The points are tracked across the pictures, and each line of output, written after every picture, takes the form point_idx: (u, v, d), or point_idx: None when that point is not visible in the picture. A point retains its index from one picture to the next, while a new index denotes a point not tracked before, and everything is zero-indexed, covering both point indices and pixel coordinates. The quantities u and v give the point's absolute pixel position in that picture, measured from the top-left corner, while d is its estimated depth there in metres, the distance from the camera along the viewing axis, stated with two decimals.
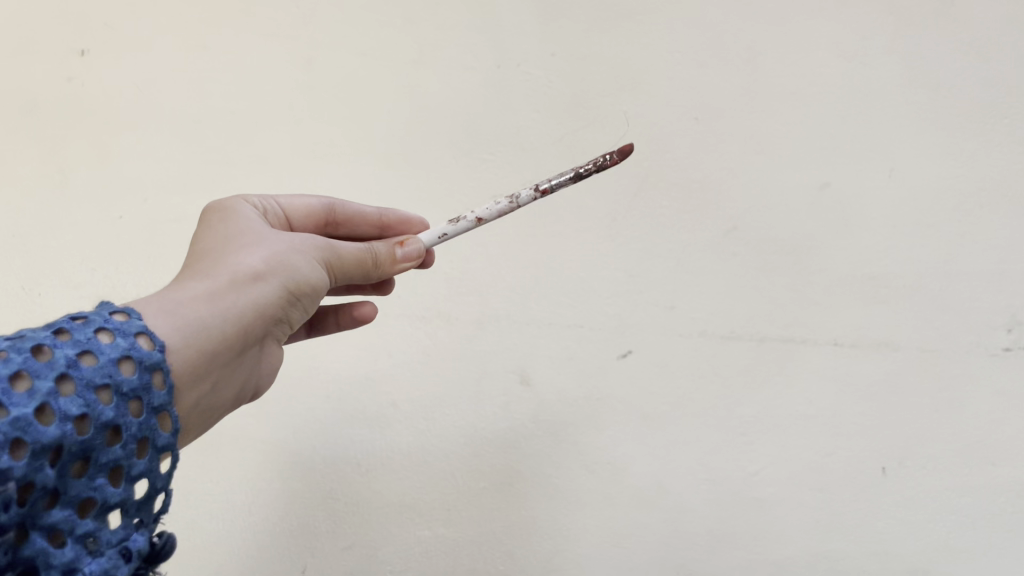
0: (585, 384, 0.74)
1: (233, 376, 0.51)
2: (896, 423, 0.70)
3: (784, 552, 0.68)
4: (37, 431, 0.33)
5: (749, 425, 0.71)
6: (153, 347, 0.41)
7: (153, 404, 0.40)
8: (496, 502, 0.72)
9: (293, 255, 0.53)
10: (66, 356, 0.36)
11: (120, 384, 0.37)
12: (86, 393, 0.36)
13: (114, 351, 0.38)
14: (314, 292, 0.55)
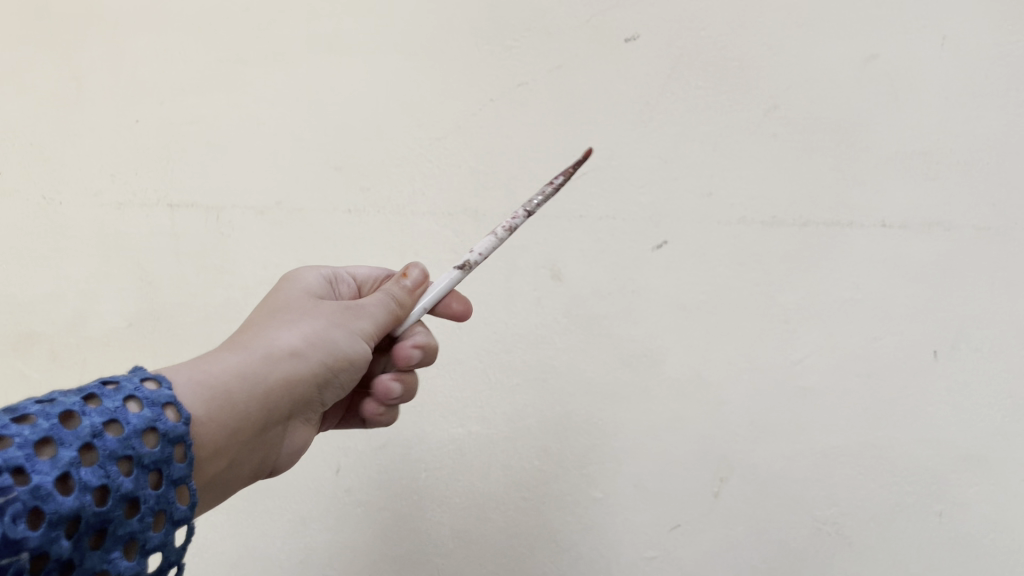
0: (619, 277, 0.71)
1: (257, 455, 0.50)
2: (949, 305, 0.67)
3: (831, 441, 0.66)
4: (56, 502, 0.33)
5: (794, 313, 0.68)
6: (179, 419, 0.40)
7: (172, 477, 0.39)
8: (530, 398, 0.71)
9: (332, 332, 0.52)
10: (93, 424, 0.35)
11: (142, 457, 0.37)
12: (108, 462, 0.35)
13: (140, 421, 0.38)
14: (351, 366, 0.53)
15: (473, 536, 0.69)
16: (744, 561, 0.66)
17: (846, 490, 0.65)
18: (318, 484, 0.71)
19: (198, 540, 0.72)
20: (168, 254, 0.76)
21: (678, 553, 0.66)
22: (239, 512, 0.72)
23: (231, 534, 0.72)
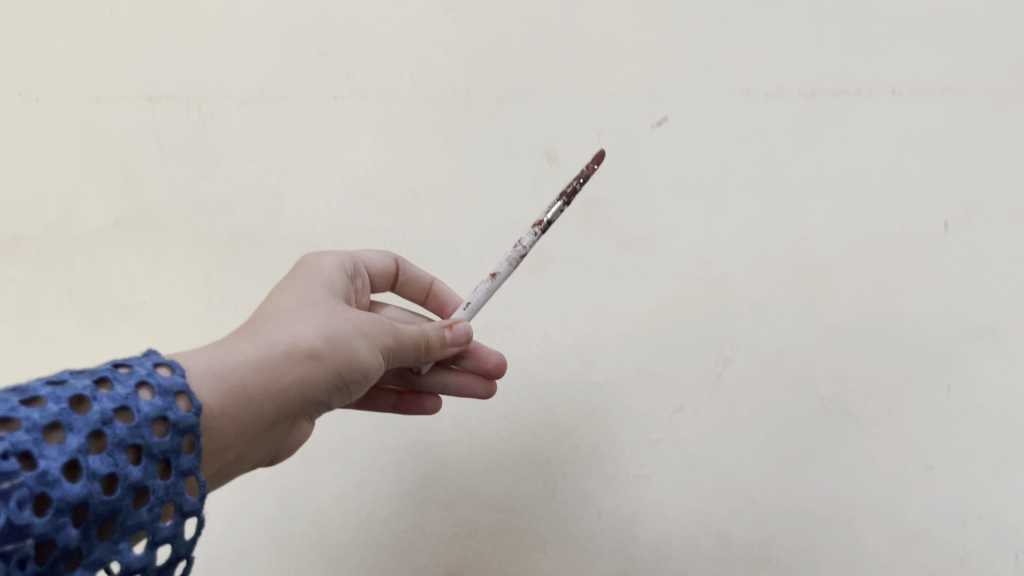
0: (617, 158, 0.69)
1: (254, 453, 0.47)
2: (963, 174, 0.64)
3: (837, 319, 0.64)
4: (63, 488, 0.32)
5: (797, 189, 0.66)
6: (192, 408, 0.39)
7: (181, 467, 0.38)
8: (528, 285, 0.69)
9: (355, 335, 0.49)
10: (102, 411, 0.34)
11: (150, 445, 0.36)
12: (116, 451, 0.34)
13: (151, 409, 0.36)
14: (365, 381, 0.50)
15: (474, 426, 0.69)
16: (747, 441, 0.65)
17: (852, 369, 0.64)
18: None
19: None
20: (152, 150, 0.74)
21: (680, 436, 0.65)
22: None
23: None
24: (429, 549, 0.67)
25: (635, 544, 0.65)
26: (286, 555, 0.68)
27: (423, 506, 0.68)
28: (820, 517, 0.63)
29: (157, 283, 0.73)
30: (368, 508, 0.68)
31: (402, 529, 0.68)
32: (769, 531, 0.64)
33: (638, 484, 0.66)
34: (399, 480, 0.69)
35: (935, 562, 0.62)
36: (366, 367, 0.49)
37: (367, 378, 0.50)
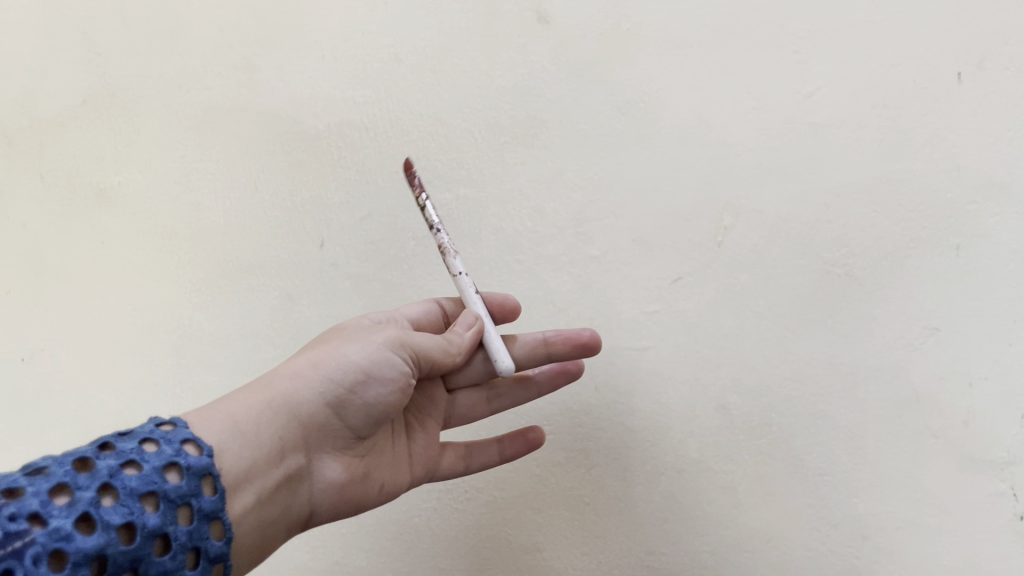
0: (612, 15, 0.65)
1: (282, 491, 0.53)
2: (981, 20, 0.60)
3: (842, 179, 0.62)
4: (76, 541, 0.39)
5: (804, 42, 0.62)
6: (203, 454, 0.47)
7: (202, 509, 0.46)
8: (520, 156, 0.66)
9: (344, 347, 0.57)
10: (109, 467, 0.43)
11: (164, 492, 0.44)
12: (130, 500, 0.42)
13: (160, 459, 0.45)
14: (378, 387, 0.57)
15: None
16: (748, 309, 0.63)
17: (856, 230, 0.62)
18: (303, 259, 0.68)
19: (189, 322, 0.71)
20: (116, 22, 0.73)
21: (679, 306, 0.64)
22: (227, 293, 0.70)
23: (219, 314, 0.70)
24: None
25: (632, 416, 0.66)
26: None
27: None
28: (821, 382, 0.63)
29: (131, 163, 0.72)
30: None
31: (483, 453, 0.66)
32: (770, 399, 0.63)
33: (637, 356, 0.65)
34: None
35: (940, 425, 0.61)
36: (360, 366, 0.56)
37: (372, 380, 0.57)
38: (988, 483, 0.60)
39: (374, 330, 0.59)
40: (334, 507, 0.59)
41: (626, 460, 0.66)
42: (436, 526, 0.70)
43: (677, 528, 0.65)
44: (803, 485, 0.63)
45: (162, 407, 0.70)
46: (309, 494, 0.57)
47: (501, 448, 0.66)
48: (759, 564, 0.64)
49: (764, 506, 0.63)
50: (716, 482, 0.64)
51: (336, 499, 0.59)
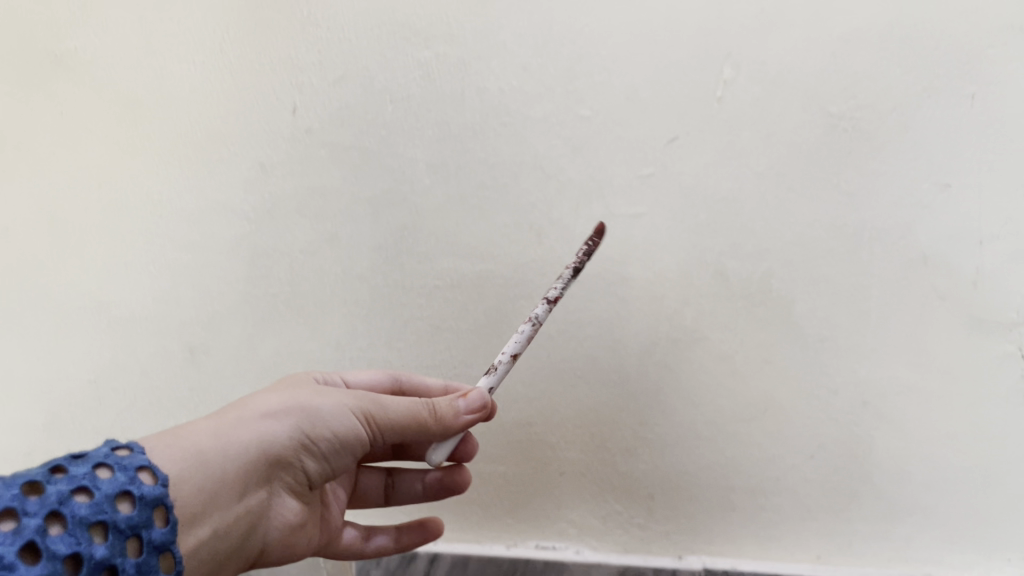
0: None
1: (236, 535, 0.50)
2: None
3: (851, 25, 0.58)
4: (21, 572, 0.35)
5: None
6: (157, 482, 0.44)
7: (153, 541, 0.42)
8: (505, 8, 0.61)
9: (316, 399, 0.53)
10: (59, 492, 0.39)
11: (116, 521, 0.40)
12: (78, 529, 0.38)
13: (112, 485, 0.41)
14: (348, 441, 0.53)
15: (451, 171, 0.63)
16: (748, 169, 0.60)
17: (865, 79, 0.58)
18: (275, 128, 0.65)
19: (157, 198, 0.67)
20: None
21: (676, 168, 0.61)
22: (198, 166, 0.67)
23: (190, 189, 0.67)
24: (410, 302, 0.65)
25: (625, 287, 0.63)
26: (263, 315, 0.67)
27: (401, 261, 0.65)
28: (824, 245, 0.60)
29: (84, 26, 0.67)
30: (344, 262, 0.65)
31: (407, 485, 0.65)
32: (770, 265, 0.61)
33: (630, 224, 0.62)
34: (376, 234, 0.65)
35: (946, 287, 0.59)
36: (331, 425, 0.53)
37: (339, 437, 0.53)
38: (994, 345, 0.58)
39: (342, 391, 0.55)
40: (283, 552, 0.55)
41: (619, 332, 0.63)
42: None
43: (672, 400, 0.63)
44: (802, 352, 0.61)
45: (138, 286, 0.68)
46: (263, 533, 0.53)
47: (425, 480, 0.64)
48: (756, 433, 0.62)
49: (763, 374, 0.62)
50: (712, 352, 0.62)
51: (287, 544, 0.55)
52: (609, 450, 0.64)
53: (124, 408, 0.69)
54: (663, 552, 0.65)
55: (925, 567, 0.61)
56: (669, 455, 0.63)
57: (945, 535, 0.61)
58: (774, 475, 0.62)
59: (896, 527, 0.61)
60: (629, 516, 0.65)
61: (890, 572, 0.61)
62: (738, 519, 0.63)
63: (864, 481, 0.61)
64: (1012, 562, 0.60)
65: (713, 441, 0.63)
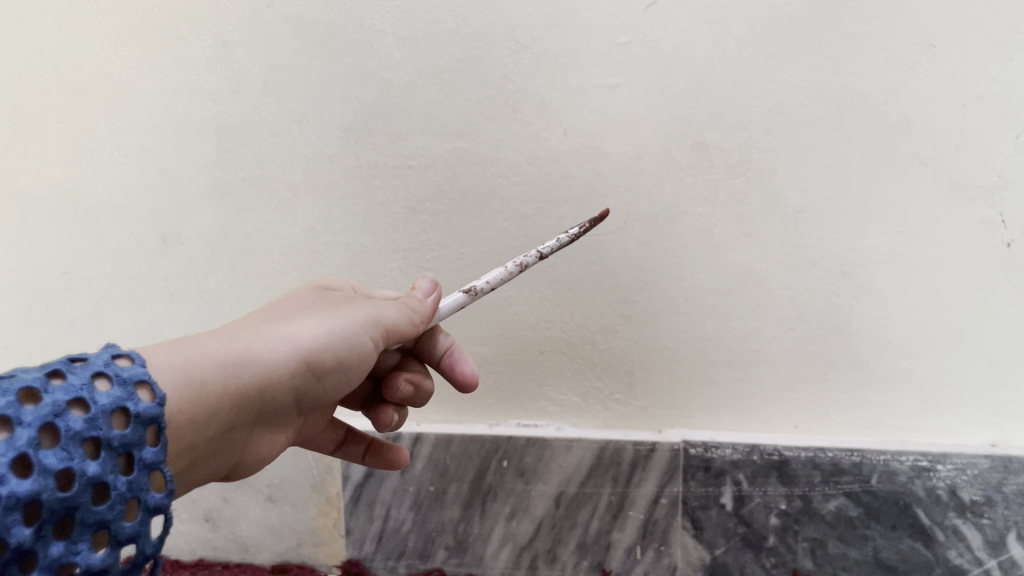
0: None
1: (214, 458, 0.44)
2: None
3: None
4: (10, 485, 0.30)
5: None
6: (155, 399, 0.37)
7: (146, 462, 0.36)
8: None
9: (322, 331, 0.47)
10: (55, 402, 0.33)
11: (110, 439, 0.34)
12: (71, 444, 0.32)
13: (109, 398, 0.35)
14: (343, 370, 0.49)
15: (422, 44, 0.61)
16: (728, 35, 0.58)
17: None
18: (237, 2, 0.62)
19: (116, 80, 0.65)
20: None
21: (654, 35, 0.59)
22: (157, 46, 0.64)
23: (151, 71, 0.64)
24: (384, 184, 0.63)
25: (604, 163, 0.61)
26: (232, 201, 0.65)
27: (372, 140, 0.62)
28: (806, 113, 0.58)
29: None
30: (314, 144, 0.63)
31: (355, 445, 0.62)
32: (750, 134, 0.59)
33: (608, 95, 0.60)
34: (346, 112, 0.62)
35: (929, 152, 0.58)
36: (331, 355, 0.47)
37: (334, 369, 0.48)
38: (975, 210, 0.58)
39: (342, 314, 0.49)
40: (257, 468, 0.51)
41: (597, 210, 0.61)
42: (403, 288, 0.65)
43: (651, 276, 0.62)
44: (780, 224, 0.60)
45: (102, 173, 0.66)
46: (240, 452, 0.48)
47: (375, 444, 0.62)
48: (735, 306, 0.62)
49: (742, 247, 0.61)
50: (692, 227, 0.61)
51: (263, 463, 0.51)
52: (588, 328, 0.64)
53: (97, 298, 0.68)
54: (644, 426, 0.65)
55: (899, 434, 0.62)
56: (648, 331, 0.63)
57: (922, 403, 0.62)
58: (753, 346, 0.62)
59: (873, 396, 0.62)
60: (609, 392, 0.65)
61: (865, 439, 0.62)
62: (717, 390, 0.64)
63: (841, 350, 0.62)
64: (987, 427, 0.61)
65: (692, 316, 0.63)
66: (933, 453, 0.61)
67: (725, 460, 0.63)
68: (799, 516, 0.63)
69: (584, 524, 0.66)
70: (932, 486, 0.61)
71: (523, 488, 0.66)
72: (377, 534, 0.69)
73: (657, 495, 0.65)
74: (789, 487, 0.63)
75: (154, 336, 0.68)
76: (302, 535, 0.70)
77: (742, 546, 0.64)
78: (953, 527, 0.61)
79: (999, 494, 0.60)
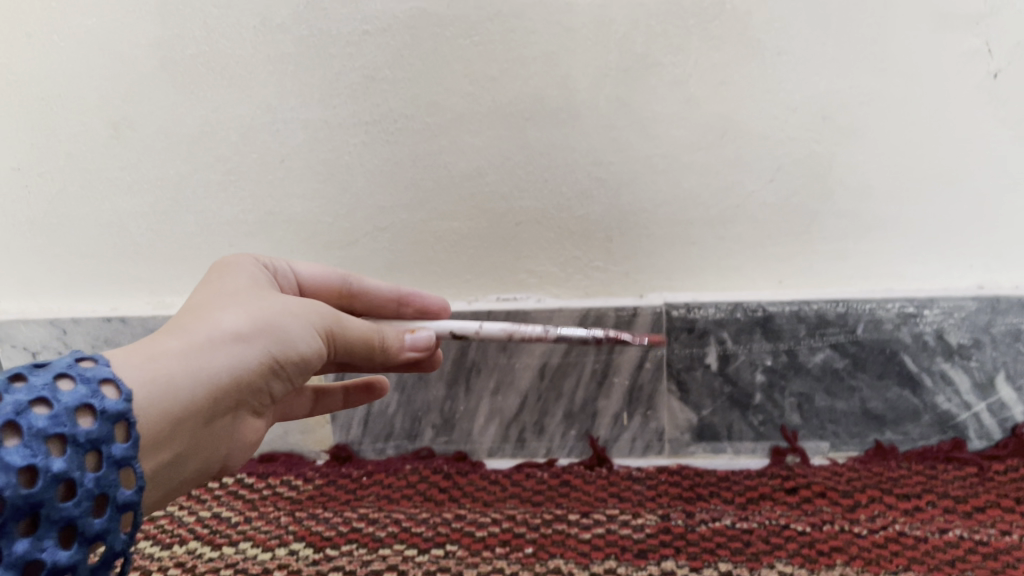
0: None
1: (193, 455, 0.40)
2: None
3: None
4: None
5: None
6: (120, 395, 0.34)
7: (116, 457, 0.33)
8: None
9: (284, 317, 0.42)
10: (16, 401, 0.31)
11: (75, 436, 0.31)
12: (34, 441, 0.30)
13: (73, 397, 0.32)
14: (307, 364, 0.44)
15: None
16: None
17: None
18: None
19: None
20: None
21: None
22: None
23: None
24: (339, 53, 0.59)
25: (570, 15, 0.56)
26: (182, 81, 0.61)
27: (321, 5, 0.58)
28: None
29: None
30: (261, 13, 0.58)
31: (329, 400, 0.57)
32: None
33: None
34: None
35: None
36: (300, 349, 0.43)
37: (304, 363, 0.44)
38: (961, 41, 0.55)
39: (306, 302, 0.44)
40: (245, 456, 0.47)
41: (565, 67, 0.58)
42: (369, 164, 0.62)
43: (625, 135, 0.59)
44: (759, 69, 0.57)
45: (42, 60, 0.61)
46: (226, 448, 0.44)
47: (348, 395, 0.58)
48: (714, 161, 0.59)
49: (720, 97, 0.58)
50: (667, 79, 0.57)
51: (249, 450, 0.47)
52: (564, 196, 0.61)
53: (55, 194, 0.65)
54: (625, 292, 0.64)
55: (886, 282, 0.61)
56: (625, 194, 0.61)
57: (909, 250, 0.60)
58: (733, 202, 0.60)
59: (857, 246, 0.60)
60: (589, 260, 0.63)
61: (850, 290, 0.61)
62: (698, 252, 0.62)
63: (823, 200, 0.59)
64: (975, 270, 0.60)
65: (670, 175, 0.60)
66: (919, 299, 0.59)
67: (708, 320, 0.62)
68: (785, 371, 0.63)
69: (569, 394, 0.65)
70: (919, 332, 0.60)
71: (506, 362, 0.65)
72: (362, 418, 0.68)
73: (641, 359, 0.64)
74: (774, 343, 0.62)
75: (120, 229, 0.66)
76: (286, 425, 0.69)
77: (728, 404, 0.64)
78: (940, 371, 0.61)
79: (986, 335, 0.60)
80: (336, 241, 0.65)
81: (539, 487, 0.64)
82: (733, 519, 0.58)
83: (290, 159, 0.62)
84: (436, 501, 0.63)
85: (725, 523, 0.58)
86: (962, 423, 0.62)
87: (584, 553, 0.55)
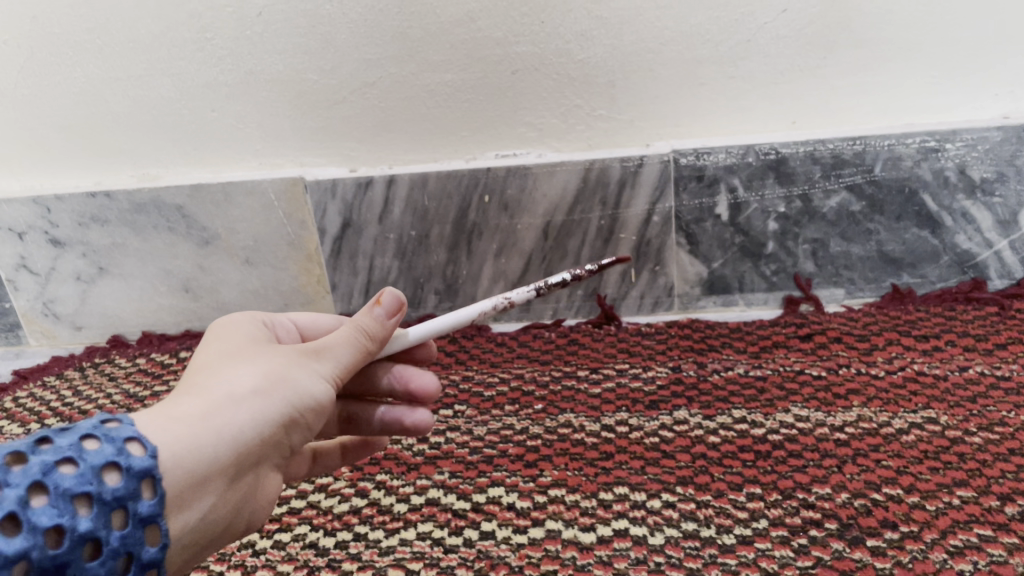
0: None
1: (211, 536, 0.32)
2: None
3: None
4: None
5: None
6: (146, 451, 0.28)
7: (143, 515, 0.27)
8: None
9: (295, 370, 0.34)
10: (41, 461, 0.25)
11: (99, 495, 0.26)
12: (61, 501, 0.25)
13: (100, 455, 0.27)
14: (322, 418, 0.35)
15: None
16: None
17: None
18: None
19: None
20: None
21: None
22: None
23: None
24: None
25: None
26: None
27: None
28: None
29: None
30: None
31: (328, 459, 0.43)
32: None
33: None
34: None
35: None
36: (314, 402, 0.34)
37: (321, 416, 0.35)
38: None
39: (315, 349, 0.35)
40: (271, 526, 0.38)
41: None
42: (351, 13, 0.57)
43: None
44: None
45: None
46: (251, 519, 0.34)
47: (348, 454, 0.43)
48: None
49: None
50: None
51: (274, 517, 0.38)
52: (562, 39, 0.57)
53: (22, 63, 0.62)
54: (630, 142, 0.61)
55: (905, 117, 0.58)
56: (628, 34, 0.57)
57: (929, 80, 0.57)
58: (744, 37, 0.56)
59: (874, 78, 0.57)
60: (590, 109, 0.60)
61: (867, 128, 0.58)
62: (706, 92, 0.58)
63: (840, 30, 0.55)
64: (999, 99, 0.57)
65: (675, 9, 0.56)
66: (942, 132, 0.56)
67: (718, 166, 0.59)
68: (798, 218, 0.60)
69: (575, 252, 0.64)
70: (940, 168, 0.57)
71: (508, 224, 0.63)
72: (363, 288, 0.67)
73: (648, 213, 0.61)
74: (787, 188, 0.59)
75: (96, 97, 0.63)
76: (286, 296, 0.68)
77: (740, 256, 0.62)
78: (961, 209, 0.59)
79: (1011, 168, 0.57)
80: (324, 100, 0.61)
81: (547, 346, 0.63)
82: (746, 367, 0.57)
83: (267, 12, 0.58)
84: (442, 364, 0.62)
85: (737, 371, 0.57)
86: (982, 263, 0.60)
87: (595, 407, 0.54)
